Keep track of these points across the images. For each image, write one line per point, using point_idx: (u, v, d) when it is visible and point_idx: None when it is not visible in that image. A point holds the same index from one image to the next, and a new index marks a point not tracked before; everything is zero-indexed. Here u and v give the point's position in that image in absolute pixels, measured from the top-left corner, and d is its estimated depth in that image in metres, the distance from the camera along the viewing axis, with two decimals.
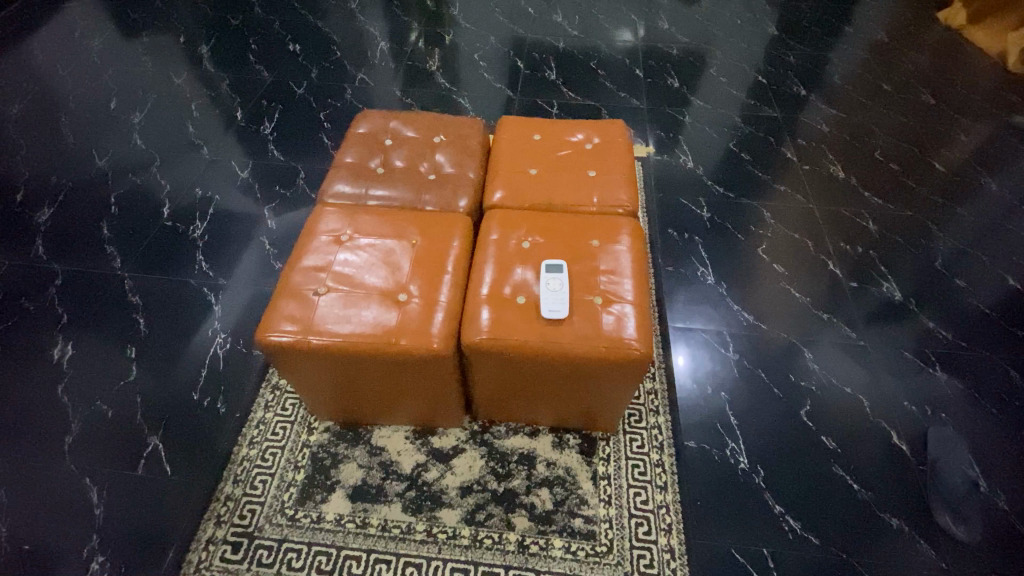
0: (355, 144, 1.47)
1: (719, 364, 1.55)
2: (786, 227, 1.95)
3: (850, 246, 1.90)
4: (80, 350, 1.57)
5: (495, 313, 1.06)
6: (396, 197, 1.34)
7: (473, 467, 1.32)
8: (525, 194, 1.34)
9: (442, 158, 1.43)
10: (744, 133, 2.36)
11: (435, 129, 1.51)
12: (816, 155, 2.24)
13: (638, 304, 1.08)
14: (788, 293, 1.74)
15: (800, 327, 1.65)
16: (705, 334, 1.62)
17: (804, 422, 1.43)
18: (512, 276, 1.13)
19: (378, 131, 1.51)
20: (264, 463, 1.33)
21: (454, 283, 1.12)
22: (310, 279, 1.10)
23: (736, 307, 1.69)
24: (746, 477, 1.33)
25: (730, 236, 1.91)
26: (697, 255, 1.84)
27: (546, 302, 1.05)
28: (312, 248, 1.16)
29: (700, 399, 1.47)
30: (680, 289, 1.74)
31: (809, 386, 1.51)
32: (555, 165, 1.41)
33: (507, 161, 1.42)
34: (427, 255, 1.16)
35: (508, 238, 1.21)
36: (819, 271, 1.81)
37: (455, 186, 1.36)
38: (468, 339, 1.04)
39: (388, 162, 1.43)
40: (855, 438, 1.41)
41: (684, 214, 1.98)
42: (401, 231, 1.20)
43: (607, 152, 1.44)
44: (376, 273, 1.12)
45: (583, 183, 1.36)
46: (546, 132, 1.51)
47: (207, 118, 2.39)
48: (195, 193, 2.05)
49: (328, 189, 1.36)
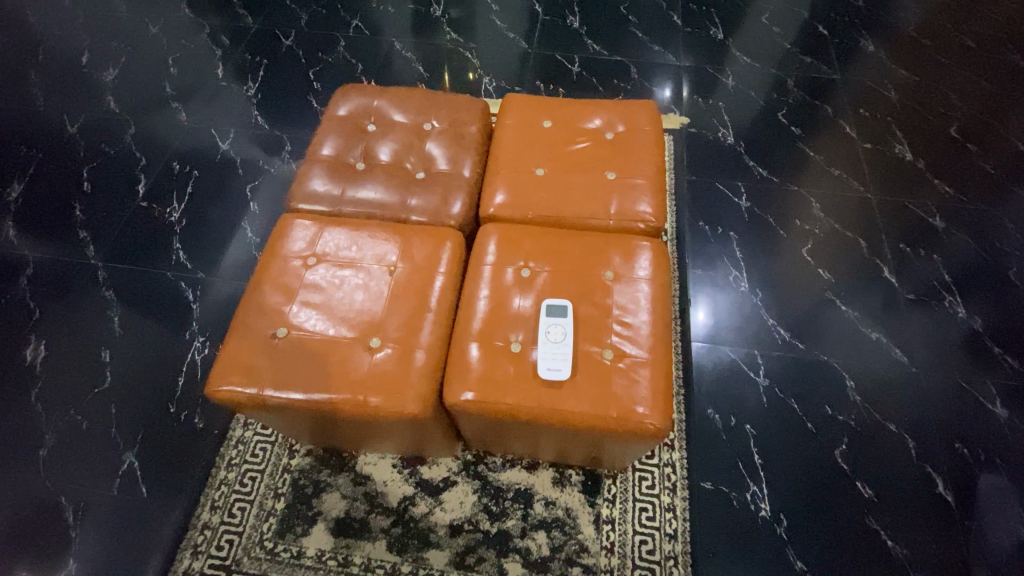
0: (334, 131, 1.25)
1: (747, 390, 1.37)
2: (836, 222, 1.68)
3: (910, 248, 1.64)
4: (54, 350, 1.47)
5: (484, 366, 0.90)
6: (377, 201, 1.14)
7: (464, 503, 1.21)
8: (528, 203, 1.12)
9: (434, 150, 1.21)
10: (796, 99, 2.02)
11: (427, 112, 1.27)
12: (881, 132, 1.91)
13: (655, 359, 0.90)
14: (832, 305, 1.52)
15: (844, 348, 1.44)
16: (732, 352, 1.43)
17: (837, 464, 1.27)
18: (506, 316, 0.95)
19: (360, 115, 1.28)
20: (243, 488, 1.25)
21: (437, 322, 0.95)
22: (269, 317, 0.95)
23: (770, 321, 1.49)
24: (768, 527, 1.20)
25: (770, 232, 1.66)
26: (730, 256, 1.61)
27: (543, 356, 0.88)
28: (275, 276, 1.00)
29: (721, 432, 1.31)
30: (707, 297, 1.53)
31: (847, 420, 1.33)
32: (568, 161, 1.17)
33: (511, 156, 1.19)
34: (408, 286, 0.98)
35: (505, 262, 1.02)
36: (870, 279, 1.57)
37: (446, 189, 1.15)
38: (451, 398, 0.89)
39: (370, 155, 1.21)
40: (895, 485, 1.25)
41: (719, 203, 1.72)
42: (379, 252, 1.02)
43: (631, 144, 1.20)
44: (346, 311, 0.95)
45: (600, 187, 1.13)
46: (558, 117, 1.26)
47: (186, 76, 2.15)
48: (172, 167, 1.87)
49: (299, 190, 1.16)
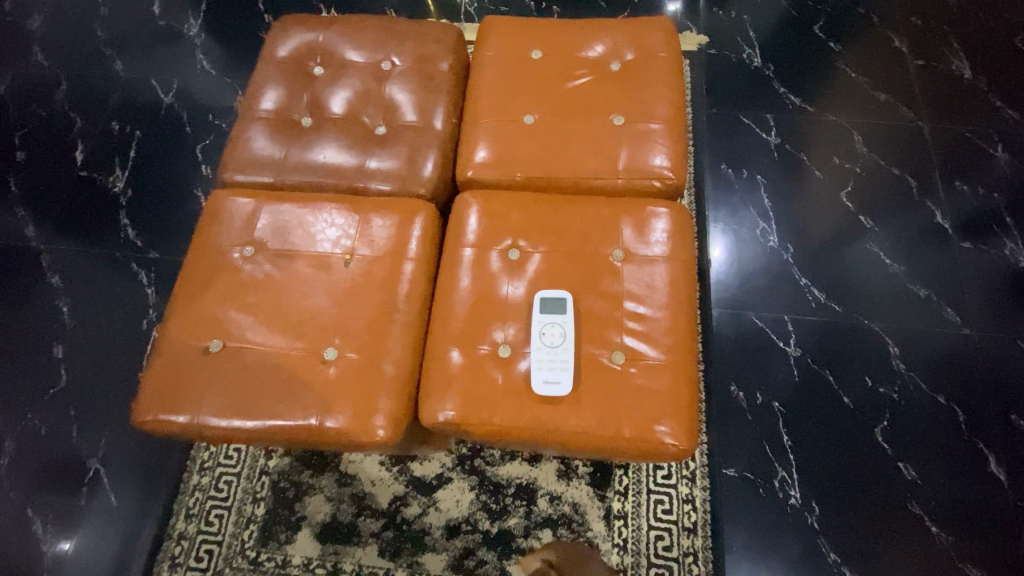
0: (273, 78, 1.01)
1: (775, 363, 1.21)
2: (880, 158, 1.44)
3: (967, 185, 1.40)
4: (3, 348, 1.33)
5: (467, 378, 0.74)
6: (329, 167, 0.92)
7: (461, 501, 1.10)
8: (516, 161, 0.90)
9: (397, 96, 0.97)
10: (837, 5, 1.68)
11: (386, 46, 1.02)
12: (936, 43, 1.60)
13: (674, 361, 0.73)
14: (875, 258, 1.32)
15: (888, 309, 1.26)
16: (758, 318, 1.25)
17: (876, 443, 1.13)
18: (491, 312, 0.77)
19: (304, 56, 1.04)
20: (219, 494, 1.14)
21: (407, 323, 0.78)
22: (206, 326, 0.78)
23: (803, 280, 1.30)
24: (798, 516, 1.08)
25: (803, 173, 1.43)
26: (758, 204, 1.39)
27: (538, 365, 0.72)
28: (211, 273, 0.82)
29: (747, 412, 1.16)
30: (729, 254, 1.33)
31: (889, 393, 1.17)
32: (565, 102, 0.94)
33: (493, 99, 0.95)
34: (370, 280, 0.80)
35: (488, 243, 0.82)
36: (919, 226, 1.36)
37: (414, 146, 0.93)
38: (427, 418, 0.73)
39: (318, 107, 0.98)
40: (941, 463, 1.11)
41: (745, 139, 1.47)
42: (333, 236, 0.83)
43: (643, 77, 0.96)
44: (296, 314, 0.78)
45: (605, 136, 0.91)
46: (551, 44, 1.00)
47: (119, 17, 1.84)
48: (111, 127, 1.63)
49: (235, 157, 0.95)
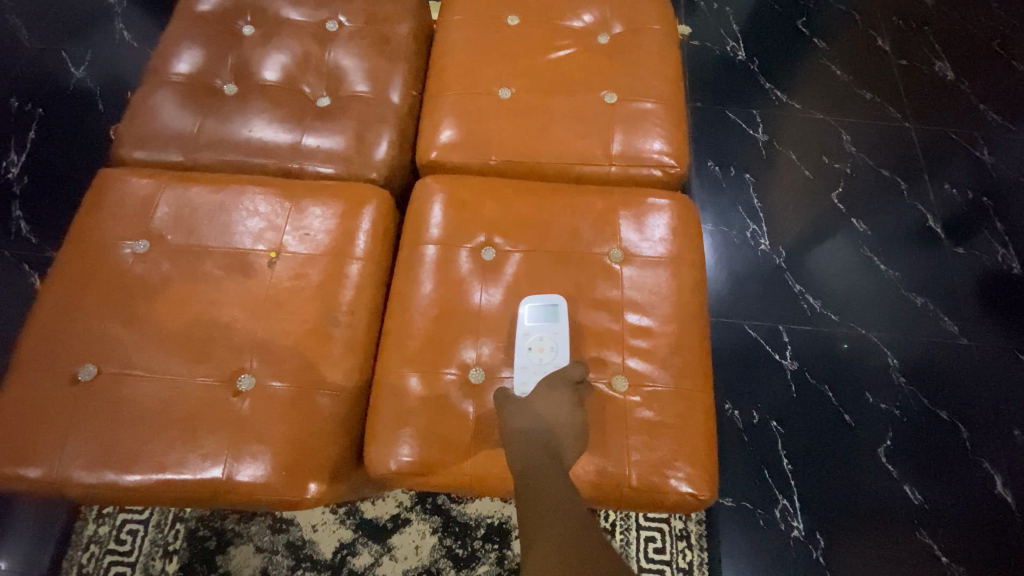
0: (188, 36, 0.82)
1: (771, 377, 1.10)
2: (869, 158, 1.37)
3: (955, 188, 1.35)
4: None
5: (427, 413, 0.58)
6: (254, 144, 0.74)
7: (421, 548, 0.92)
8: (490, 141, 0.75)
9: (345, 61, 0.80)
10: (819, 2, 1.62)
11: (332, 4, 0.85)
12: (917, 44, 1.55)
13: (684, 388, 0.60)
14: (869, 263, 1.24)
15: (885, 317, 1.18)
16: (752, 327, 1.15)
17: (880, 464, 1.04)
18: (458, 325, 0.62)
19: (227, 11, 0.85)
20: (120, 547, 0.92)
21: (352, 341, 0.62)
22: (82, 347, 0.59)
23: (796, 287, 1.20)
24: (802, 550, 0.97)
25: (792, 171, 1.34)
26: (746, 204, 1.29)
27: (525, 389, 0.58)
28: (93, 277, 0.63)
29: (743, 433, 1.05)
30: (718, 258, 1.22)
31: (891, 410, 1.09)
32: (546, 76, 0.79)
33: (461, 70, 0.80)
34: (303, 287, 0.63)
35: (455, 240, 0.67)
36: (911, 230, 1.29)
37: (365, 122, 0.76)
38: (374, 467, 0.57)
39: (244, 72, 0.80)
40: (946, 485, 1.03)
41: (731, 136, 1.38)
42: (256, 228, 0.66)
43: (636, 51, 0.82)
44: (206, 332, 0.60)
45: (594, 116, 0.77)
46: (529, 10, 0.86)
47: None
48: (8, 103, 1.37)
49: (135, 129, 0.76)
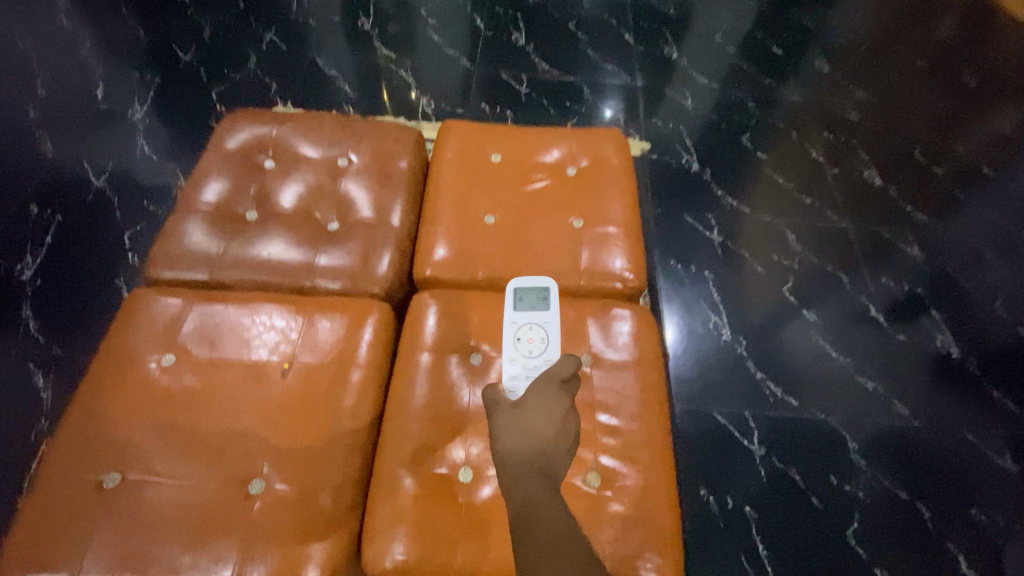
0: (218, 170, 0.96)
1: (742, 462, 1.17)
2: (814, 255, 1.54)
3: (892, 280, 1.51)
4: None
5: (420, 511, 0.64)
6: (271, 265, 0.85)
7: None
8: (478, 260, 0.88)
9: (354, 192, 0.94)
10: (760, 122, 1.88)
11: (343, 143, 1.01)
12: (848, 156, 1.80)
13: (650, 481, 0.68)
14: (822, 351, 1.36)
15: (841, 402, 1.28)
16: (720, 414, 1.23)
17: (850, 548, 1.09)
18: (449, 427, 0.70)
19: (253, 149, 1.00)
20: None
21: (355, 444, 0.69)
22: (106, 454, 0.65)
23: (758, 374, 1.30)
24: None
25: (747, 268, 1.50)
26: (708, 298, 1.43)
27: (515, 374, 0.68)
28: (121, 388, 0.70)
29: (719, 518, 1.10)
30: (685, 348, 1.33)
31: (856, 492, 1.15)
32: (524, 204, 0.94)
33: (453, 199, 0.94)
34: (312, 393, 0.71)
35: (447, 347, 0.77)
36: (857, 319, 1.43)
37: (370, 244, 0.88)
38: (371, 566, 0.62)
39: (265, 201, 0.93)
40: (914, 567, 1.08)
41: (690, 237, 1.55)
42: (271, 341, 0.75)
43: (600, 183, 0.98)
44: (222, 438, 0.67)
45: (565, 238, 0.90)
46: (509, 148, 1.02)
47: (57, 97, 1.76)
48: (29, 210, 1.49)
49: (166, 251, 0.86)
